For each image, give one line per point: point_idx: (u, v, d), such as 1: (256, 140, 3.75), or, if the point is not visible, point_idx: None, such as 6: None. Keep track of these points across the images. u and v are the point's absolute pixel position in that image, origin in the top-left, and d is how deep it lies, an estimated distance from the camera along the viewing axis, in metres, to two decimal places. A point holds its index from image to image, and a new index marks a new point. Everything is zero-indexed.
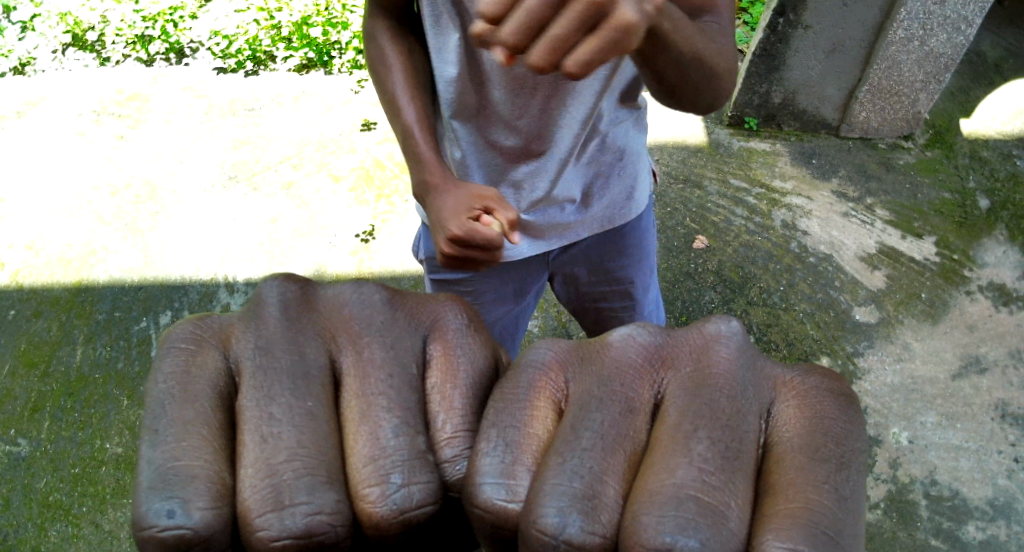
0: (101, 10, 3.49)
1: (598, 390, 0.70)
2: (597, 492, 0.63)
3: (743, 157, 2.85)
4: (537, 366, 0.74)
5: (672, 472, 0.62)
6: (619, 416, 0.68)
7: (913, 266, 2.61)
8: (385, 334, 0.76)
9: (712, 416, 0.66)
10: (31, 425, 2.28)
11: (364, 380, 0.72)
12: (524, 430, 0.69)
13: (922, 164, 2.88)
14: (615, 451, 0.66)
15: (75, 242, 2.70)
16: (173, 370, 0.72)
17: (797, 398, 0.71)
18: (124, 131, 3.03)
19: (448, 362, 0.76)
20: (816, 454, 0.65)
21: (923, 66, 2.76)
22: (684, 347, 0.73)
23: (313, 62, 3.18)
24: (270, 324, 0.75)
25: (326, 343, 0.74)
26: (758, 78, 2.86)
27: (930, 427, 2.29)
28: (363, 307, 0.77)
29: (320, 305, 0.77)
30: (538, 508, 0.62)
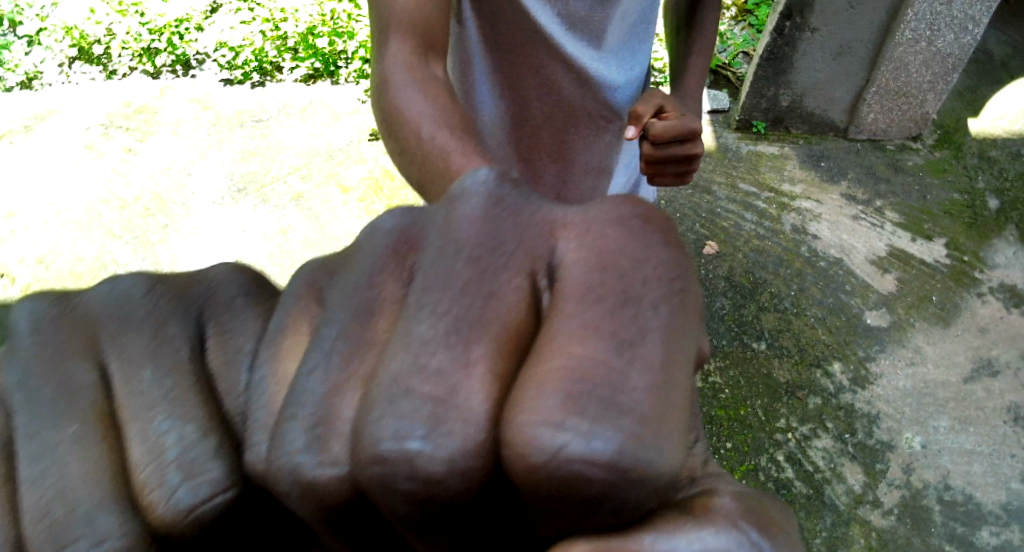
0: (105, 23, 3.51)
1: (369, 249, 0.59)
2: (330, 419, 0.53)
3: (752, 161, 2.84)
4: (291, 299, 0.64)
5: (390, 362, 0.50)
6: (357, 318, 0.56)
7: (924, 268, 2.59)
8: (146, 321, 0.71)
9: (487, 200, 0.58)
10: None
11: (131, 366, 0.68)
12: (280, 377, 0.62)
13: (931, 164, 2.87)
14: (352, 367, 0.54)
15: (86, 256, 2.71)
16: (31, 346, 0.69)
17: (589, 203, 0.59)
18: (132, 144, 3.04)
19: (222, 338, 0.72)
20: (606, 257, 0.53)
21: (930, 68, 2.75)
22: (430, 216, 0.59)
23: (319, 72, 3.19)
24: (24, 339, 0.70)
25: (91, 350, 0.69)
26: (766, 81, 2.84)
27: (943, 432, 2.27)
28: (117, 302, 0.72)
29: (79, 313, 0.71)
30: (280, 455, 0.54)
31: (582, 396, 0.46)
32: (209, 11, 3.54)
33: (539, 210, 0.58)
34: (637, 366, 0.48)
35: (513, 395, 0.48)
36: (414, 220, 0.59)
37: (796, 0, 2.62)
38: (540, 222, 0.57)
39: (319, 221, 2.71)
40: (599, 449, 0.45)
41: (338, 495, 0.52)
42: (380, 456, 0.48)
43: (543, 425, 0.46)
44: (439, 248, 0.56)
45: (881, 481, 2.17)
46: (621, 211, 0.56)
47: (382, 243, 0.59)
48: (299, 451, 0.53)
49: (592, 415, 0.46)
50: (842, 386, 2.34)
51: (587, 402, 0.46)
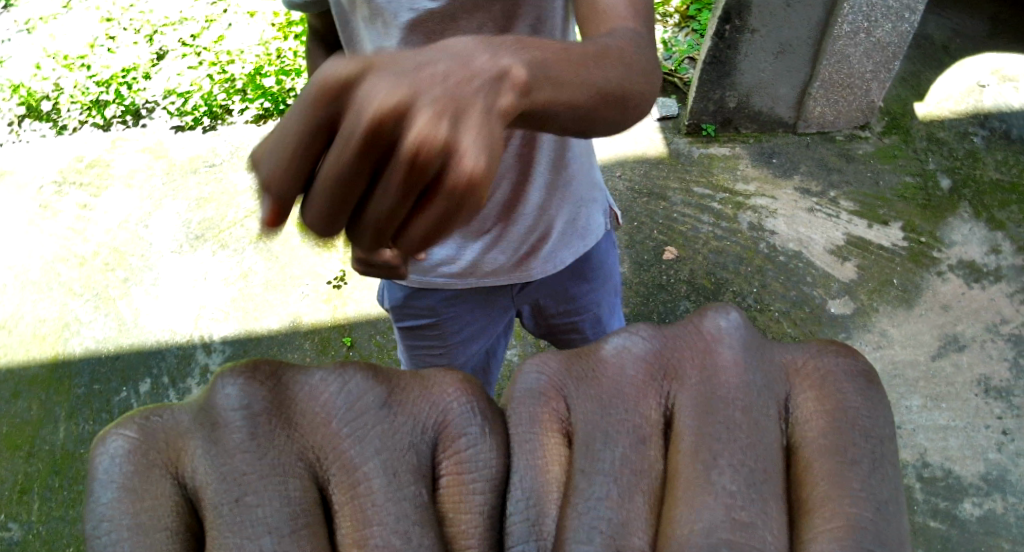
0: (52, 78, 3.49)
1: (629, 373, 0.80)
2: (625, 535, 0.69)
3: (704, 163, 2.89)
4: (541, 430, 0.79)
5: (698, 505, 0.68)
6: (632, 473, 0.73)
7: (882, 254, 2.64)
8: (383, 452, 0.74)
9: (743, 343, 0.80)
10: (21, 508, 2.27)
11: (360, 519, 0.71)
12: (543, 473, 0.77)
13: (881, 151, 2.93)
14: (630, 507, 0.71)
15: (48, 317, 2.69)
16: (119, 513, 0.69)
17: (807, 349, 0.83)
18: (87, 199, 3.02)
19: (459, 475, 0.77)
20: (844, 411, 0.75)
21: (872, 57, 2.82)
22: (721, 396, 0.76)
23: (270, 112, 3.18)
24: (234, 443, 0.72)
25: (311, 471, 0.72)
26: (711, 84, 2.89)
27: (915, 411, 2.32)
28: (350, 415, 0.76)
29: (297, 415, 0.75)
30: (566, 548, 0.69)
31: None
32: (156, 59, 3.52)
33: (777, 356, 0.82)
34: (891, 516, 0.68)
35: (798, 519, 0.69)
36: (665, 348, 0.82)
37: (734, 4, 2.68)
38: (781, 367, 0.81)
39: (280, 262, 2.70)
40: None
41: None
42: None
43: (828, 542, 0.66)
44: (701, 388, 0.77)
45: None
46: (848, 370, 0.79)
47: (639, 367, 0.80)
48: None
49: (862, 536, 0.66)
50: None
51: (858, 530, 0.66)
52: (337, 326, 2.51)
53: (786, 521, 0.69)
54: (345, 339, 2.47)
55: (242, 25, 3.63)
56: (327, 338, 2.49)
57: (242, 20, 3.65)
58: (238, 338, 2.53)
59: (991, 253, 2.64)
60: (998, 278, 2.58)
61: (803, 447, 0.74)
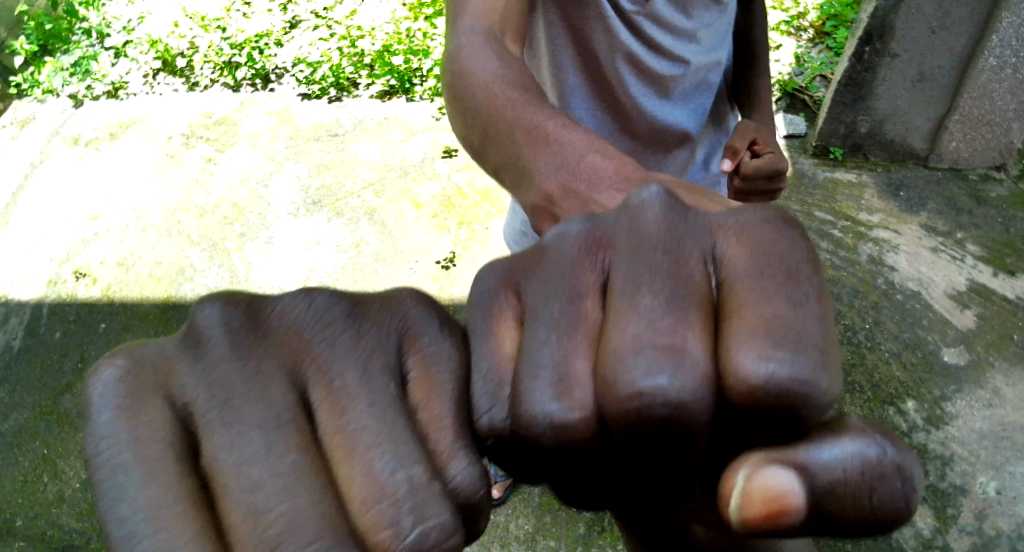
0: (188, 36, 3.67)
1: (567, 253, 0.77)
2: (566, 374, 0.70)
3: (828, 189, 2.78)
4: (491, 293, 0.79)
5: (625, 328, 0.68)
6: (570, 305, 0.73)
7: (1006, 306, 2.47)
8: (351, 354, 0.77)
9: (666, 209, 0.76)
10: None
11: (337, 409, 0.74)
12: (498, 367, 0.75)
13: (1017, 196, 2.74)
14: (572, 355, 0.70)
15: (165, 260, 2.84)
16: (119, 430, 0.72)
17: (734, 210, 0.77)
18: (212, 154, 3.16)
19: (425, 378, 0.76)
20: (766, 251, 0.71)
21: (1016, 95, 2.64)
22: (618, 229, 0.77)
23: (395, 89, 3.25)
24: (218, 354, 0.75)
25: (287, 370, 0.75)
26: (844, 107, 2.78)
27: (1020, 477, 2.14)
28: (319, 325, 0.78)
29: (271, 330, 0.77)
30: (522, 424, 0.70)
31: (776, 358, 0.64)
32: (289, 27, 3.65)
33: (704, 219, 0.76)
34: (812, 333, 0.66)
35: (719, 347, 0.67)
36: (596, 225, 0.78)
37: (876, 24, 2.57)
38: (706, 226, 0.75)
39: (392, 235, 2.76)
40: (798, 370, 0.64)
41: (583, 432, 0.68)
42: (639, 391, 0.65)
43: (753, 353, 0.65)
44: (631, 247, 0.74)
45: (951, 527, 2.07)
46: (765, 216, 0.75)
47: (575, 247, 0.77)
48: (549, 401, 0.69)
49: (781, 344, 0.65)
50: (915, 426, 2.25)
51: (779, 336, 0.65)
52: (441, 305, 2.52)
53: (709, 350, 0.67)
54: None
55: (374, 2, 3.72)
56: None
57: None
58: None
59: None
60: None
61: (728, 283, 0.71)
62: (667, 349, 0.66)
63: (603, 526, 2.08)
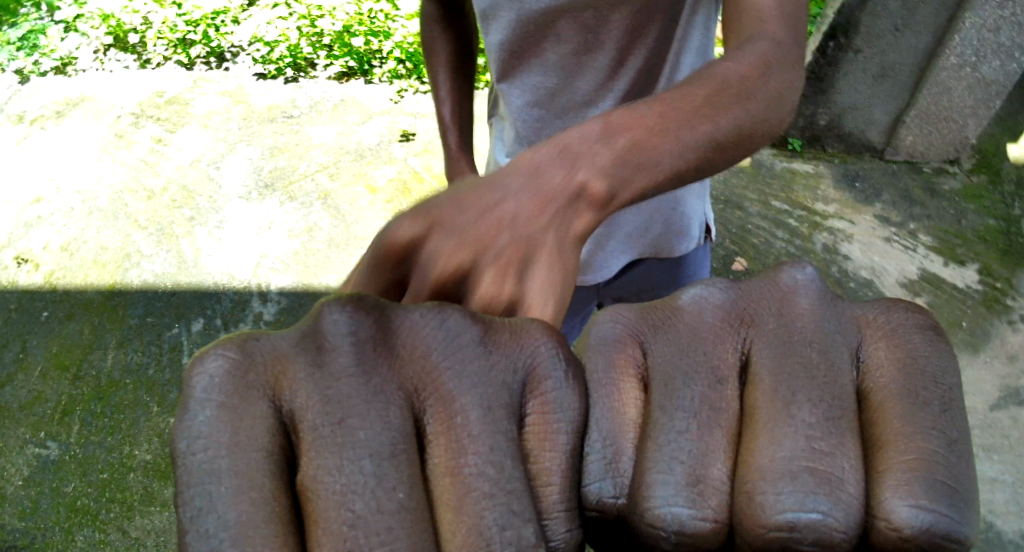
0: (142, 12, 3.54)
1: (707, 322, 0.72)
2: (703, 473, 0.62)
3: (785, 178, 2.82)
4: (613, 343, 0.72)
5: (779, 443, 0.62)
6: (709, 386, 0.67)
7: (956, 293, 2.55)
8: (476, 386, 0.65)
9: (818, 296, 0.72)
10: (61, 429, 2.30)
11: (456, 448, 0.62)
12: (620, 415, 0.67)
13: (968, 189, 2.83)
14: (710, 437, 0.64)
15: (110, 246, 2.73)
16: (217, 431, 0.60)
17: (875, 305, 0.74)
18: (162, 134, 3.06)
19: (546, 423, 0.65)
20: (914, 361, 0.68)
21: (974, 92, 2.70)
22: (763, 303, 0.73)
23: (353, 71, 3.18)
24: (340, 368, 0.63)
25: (406, 401, 0.63)
26: (806, 100, 2.83)
27: None
28: (448, 350, 0.66)
29: (398, 346, 0.66)
30: (649, 501, 0.62)
31: (936, 481, 0.60)
32: (247, 6, 3.55)
33: (847, 309, 0.73)
34: (961, 458, 0.62)
35: (871, 475, 0.62)
36: (740, 295, 0.74)
37: (841, 21, 2.63)
38: (851, 319, 0.72)
39: (343, 221, 2.71)
40: (951, 520, 0.59)
41: (709, 539, 0.61)
42: (791, 522, 0.58)
43: (906, 498, 0.59)
44: (779, 336, 0.70)
45: None
46: (915, 326, 0.71)
47: (716, 317, 0.72)
48: (682, 504, 0.61)
49: (939, 494, 0.59)
50: None
51: (940, 487, 0.59)
52: None
53: (863, 472, 0.62)
54: None
55: None
56: None
57: None
58: (295, 291, 2.53)
59: None
60: None
61: (874, 394, 0.66)
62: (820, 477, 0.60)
63: None
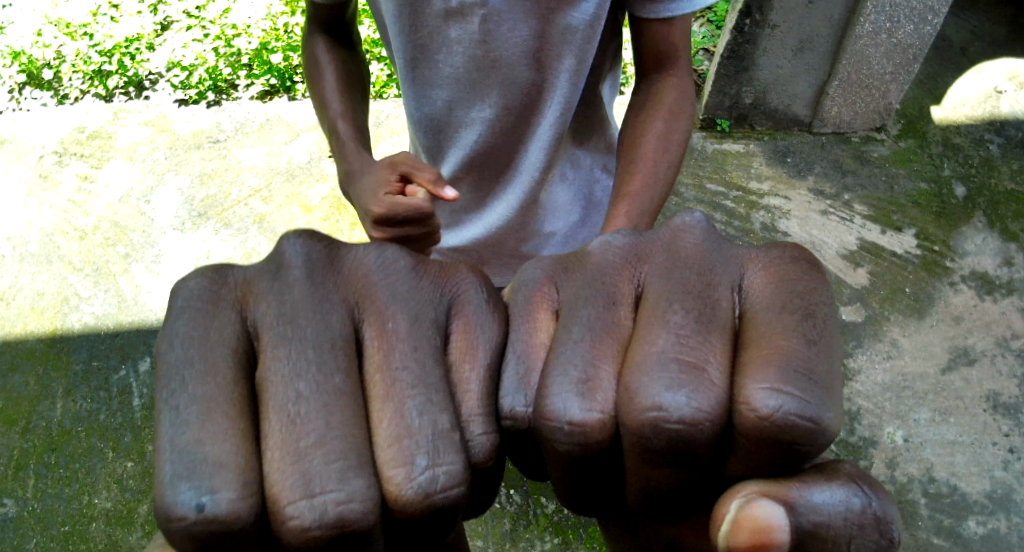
0: (53, 46, 3.43)
1: (608, 261, 0.90)
2: (592, 374, 0.80)
3: (717, 159, 2.82)
4: (532, 284, 0.92)
5: (654, 341, 0.79)
6: (604, 309, 0.85)
7: (895, 261, 2.56)
8: (406, 304, 0.88)
9: (703, 236, 0.90)
10: (16, 484, 2.21)
11: (387, 353, 0.84)
12: (529, 341, 0.88)
13: (897, 155, 2.85)
14: (599, 347, 0.82)
15: (46, 291, 2.63)
16: (191, 329, 0.82)
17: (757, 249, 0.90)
18: (88, 172, 2.96)
19: (467, 339, 0.88)
20: (787, 287, 0.83)
21: (892, 59, 2.74)
22: (656, 246, 0.90)
23: (275, 89, 3.13)
24: (292, 280, 0.87)
25: (347, 313, 0.86)
26: (728, 78, 2.83)
27: (924, 424, 2.23)
28: (383, 273, 0.90)
29: (343, 267, 0.90)
30: (548, 398, 0.80)
31: (791, 369, 0.74)
32: (160, 30, 3.47)
33: (736, 251, 0.90)
34: (819, 356, 0.77)
35: (737, 372, 0.77)
36: (639, 241, 0.91)
37: None
38: (736, 259, 0.89)
39: None
40: (806, 407, 0.73)
41: (598, 431, 0.78)
42: (660, 403, 0.74)
43: (764, 385, 0.74)
44: (666, 266, 0.87)
45: None
46: (791, 258, 0.88)
47: (617, 257, 0.90)
48: (572, 403, 0.78)
49: (803, 385, 0.74)
50: None
51: (794, 374, 0.74)
52: None
53: (727, 372, 0.78)
54: None
55: None
56: None
57: None
58: None
59: (1004, 265, 2.55)
60: (1011, 291, 2.49)
61: (749, 312, 0.83)
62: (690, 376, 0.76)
63: (528, 518, 2.08)
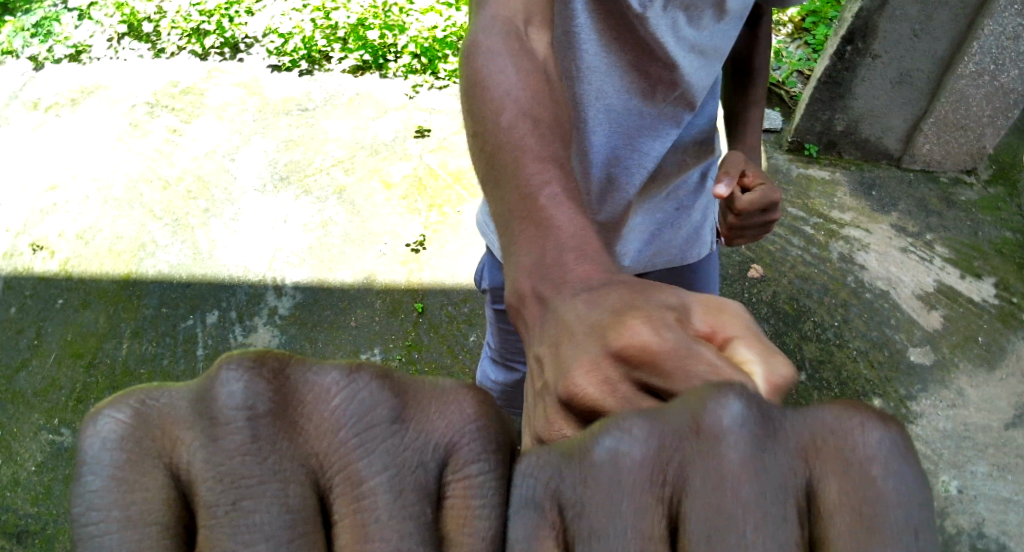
0: (157, 2, 3.54)
1: (632, 398, 0.61)
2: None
3: (801, 184, 2.78)
4: (504, 402, 0.63)
5: (748, 543, 0.49)
6: (628, 435, 0.59)
7: (971, 307, 2.50)
8: (386, 461, 0.57)
9: (685, 313, 0.70)
10: (75, 415, 2.28)
11: (361, 534, 0.54)
12: (563, 497, 0.55)
13: (985, 200, 2.78)
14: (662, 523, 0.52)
15: (125, 235, 2.72)
16: (104, 500, 0.51)
17: (739, 314, 0.70)
18: (178, 125, 3.04)
19: (462, 504, 0.57)
20: (796, 389, 0.63)
21: (992, 102, 2.67)
22: (650, 322, 0.67)
23: (368, 65, 3.16)
24: (232, 441, 0.54)
25: (309, 472, 0.55)
26: (822, 104, 2.78)
27: (981, 477, 2.17)
28: (356, 420, 0.57)
29: (302, 410, 0.57)
30: None
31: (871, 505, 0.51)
32: None
33: (743, 345, 0.66)
34: (928, 486, 0.53)
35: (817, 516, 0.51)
36: (648, 343, 0.65)
37: (859, 24, 2.56)
38: (749, 356, 0.65)
39: (360, 216, 2.68)
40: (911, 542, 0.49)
41: None
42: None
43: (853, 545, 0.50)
44: (662, 374, 0.63)
45: None
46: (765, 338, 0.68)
47: (609, 356, 0.67)
48: None
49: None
50: None
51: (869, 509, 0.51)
52: (410, 290, 2.48)
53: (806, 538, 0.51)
54: (417, 305, 2.44)
55: None
56: (399, 301, 2.45)
57: None
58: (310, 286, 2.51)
59: None
60: None
61: (789, 412, 0.59)
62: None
63: None
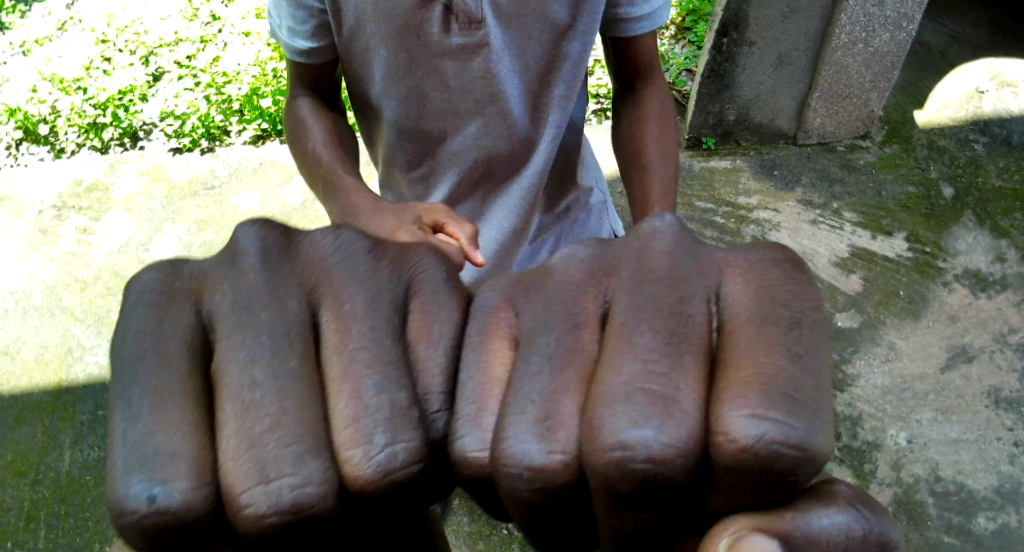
0: (48, 101, 3.48)
1: (569, 273, 0.76)
2: (551, 411, 0.67)
3: (705, 177, 2.87)
4: (489, 308, 0.77)
5: (619, 369, 0.65)
6: (565, 331, 0.72)
7: (887, 265, 2.59)
8: (366, 326, 0.73)
9: (675, 236, 0.77)
10: (28, 536, 2.22)
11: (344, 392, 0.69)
12: (485, 372, 0.73)
13: (883, 160, 2.90)
14: (564, 369, 0.69)
15: (50, 343, 2.66)
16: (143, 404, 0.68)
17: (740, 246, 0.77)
18: (87, 224, 3.00)
19: (425, 316, 0.77)
20: (772, 292, 0.70)
21: (870, 67, 2.80)
22: (624, 254, 0.76)
23: (268, 132, 3.18)
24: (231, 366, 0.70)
25: (301, 339, 0.72)
26: (711, 97, 2.87)
27: (927, 424, 2.24)
28: (345, 255, 0.79)
29: (300, 252, 0.79)
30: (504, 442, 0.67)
31: (774, 393, 0.62)
32: (152, 81, 3.53)
33: (710, 251, 0.76)
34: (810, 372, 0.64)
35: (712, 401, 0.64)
36: (605, 252, 0.77)
37: (730, 17, 2.67)
38: (714, 261, 0.75)
39: None
40: (792, 434, 0.60)
41: (561, 476, 0.65)
42: (624, 442, 0.61)
43: (743, 410, 0.61)
44: (636, 276, 0.73)
45: (871, 482, 2.12)
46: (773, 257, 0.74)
47: (580, 270, 0.76)
48: (531, 441, 0.66)
49: (782, 410, 0.61)
50: None
51: (779, 397, 0.61)
52: None
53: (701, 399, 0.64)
54: None
55: (237, 46, 3.64)
56: None
57: (237, 42, 3.66)
58: None
59: (997, 262, 2.59)
60: (1004, 287, 2.53)
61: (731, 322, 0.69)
62: (651, 402, 0.63)
63: None
